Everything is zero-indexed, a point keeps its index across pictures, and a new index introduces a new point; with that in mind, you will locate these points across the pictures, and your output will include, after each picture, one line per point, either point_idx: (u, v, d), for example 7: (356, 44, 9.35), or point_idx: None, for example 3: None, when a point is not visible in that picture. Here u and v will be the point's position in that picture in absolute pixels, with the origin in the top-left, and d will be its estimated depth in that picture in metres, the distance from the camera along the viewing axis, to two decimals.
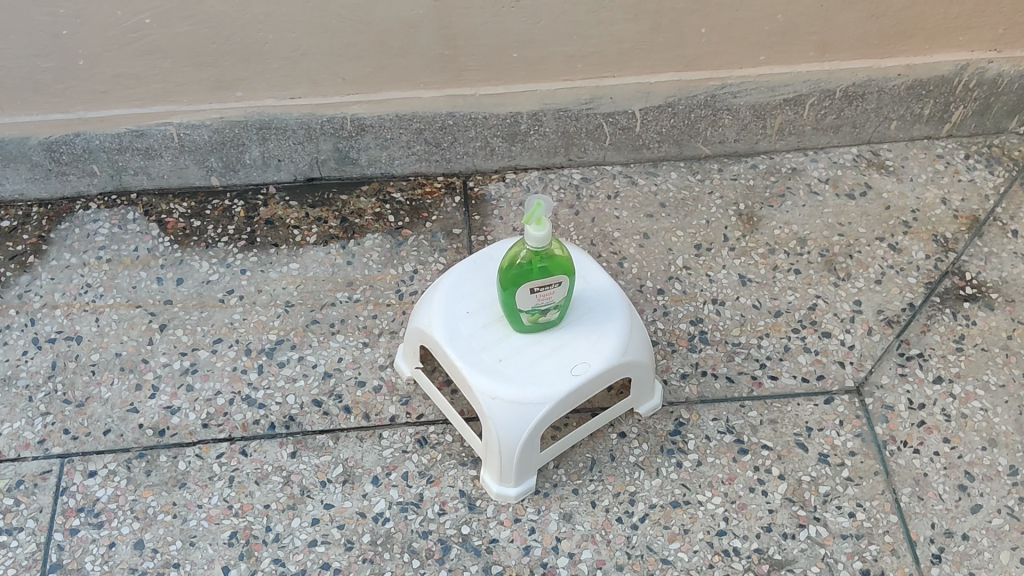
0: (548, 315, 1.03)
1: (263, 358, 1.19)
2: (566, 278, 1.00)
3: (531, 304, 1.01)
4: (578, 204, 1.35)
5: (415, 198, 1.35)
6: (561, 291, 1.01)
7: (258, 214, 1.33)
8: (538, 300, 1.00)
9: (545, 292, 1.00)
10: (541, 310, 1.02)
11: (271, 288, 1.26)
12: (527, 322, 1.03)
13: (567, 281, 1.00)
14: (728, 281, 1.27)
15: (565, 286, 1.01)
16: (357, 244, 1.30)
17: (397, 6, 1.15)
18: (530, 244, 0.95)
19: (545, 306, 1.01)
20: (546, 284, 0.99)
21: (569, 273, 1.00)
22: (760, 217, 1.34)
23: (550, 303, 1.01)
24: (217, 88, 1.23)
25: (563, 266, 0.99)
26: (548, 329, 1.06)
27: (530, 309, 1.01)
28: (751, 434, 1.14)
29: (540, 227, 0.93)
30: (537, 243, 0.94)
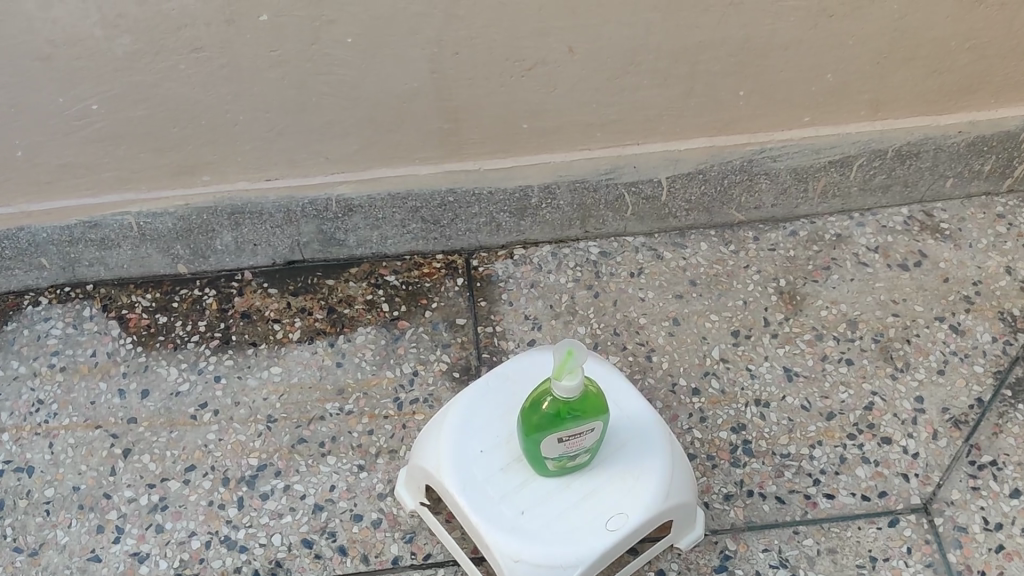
0: (578, 460, 0.87)
1: (243, 489, 1.04)
2: (601, 423, 0.84)
3: (558, 452, 0.85)
4: (598, 285, 1.19)
5: (412, 282, 1.19)
6: (594, 437, 0.85)
7: (233, 305, 1.17)
8: (568, 449, 0.84)
9: (576, 441, 0.84)
10: (569, 456, 0.86)
11: (250, 399, 1.10)
12: (553, 467, 0.87)
13: (601, 426, 0.84)
14: (772, 376, 1.12)
15: (599, 431, 0.85)
16: (348, 340, 1.14)
17: (387, 79, 0.98)
18: (559, 394, 0.79)
19: (575, 453, 0.85)
20: (578, 432, 0.83)
21: (605, 418, 0.84)
22: (803, 295, 1.18)
23: (581, 449, 0.85)
24: (180, 174, 1.07)
25: (598, 411, 0.83)
26: (577, 471, 0.90)
27: (558, 456, 0.85)
28: (808, 568, 0.99)
29: (571, 377, 0.78)
30: (567, 394, 0.78)
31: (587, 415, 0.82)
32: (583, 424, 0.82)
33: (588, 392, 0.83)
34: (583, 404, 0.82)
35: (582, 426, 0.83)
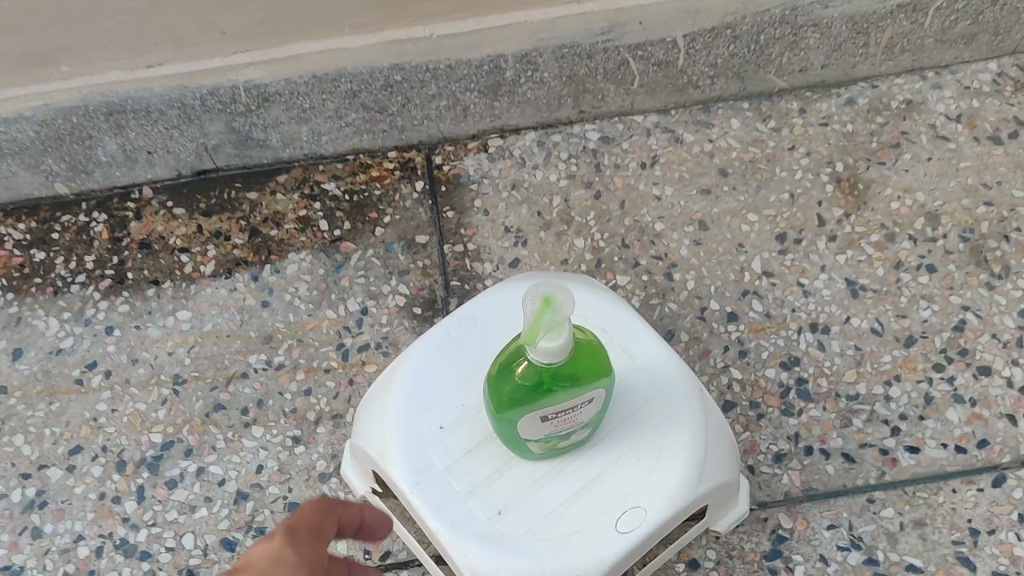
0: (574, 437, 0.63)
1: (144, 476, 0.79)
2: (602, 388, 0.60)
3: (545, 431, 0.61)
4: (599, 182, 0.91)
5: (358, 189, 0.91)
6: (593, 406, 0.61)
7: (128, 234, 0.91)
8: (557, 426, 0.60)
9: (569, 416, 0.60)
10: (559, 435, 0.62)
11: (152, 355, 0.85)
12: (539, 448, 0.63)
13: (601, 392, 0.60)
14: (831, 292, 0.85)
15: (598, 398, 0.60)
16: (275, 272, 0.88)
17: None
18: (536, 360, 0.55)
19: (568, 430, 0.61)
20: (569, 405, 0.59)
21: (607, 381, 0.60)
22: (867, 183, 0.91)
23: (575, 424, 0.61)
24: (28, 65, 0.79)
25: (596, 374, 0.59)
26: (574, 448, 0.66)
27: (545, 436, 0.61)
28: (888, 548, 0.75)
29: (553, 337, 0.53)
30: (549, 360, 0.54)
31: (580, 379, 0.58)
32: (575, 393, 0.58)
33: (580, 346, 0.58)
34: (573, 366, 0.58)
35: (574, 395, 0.58)
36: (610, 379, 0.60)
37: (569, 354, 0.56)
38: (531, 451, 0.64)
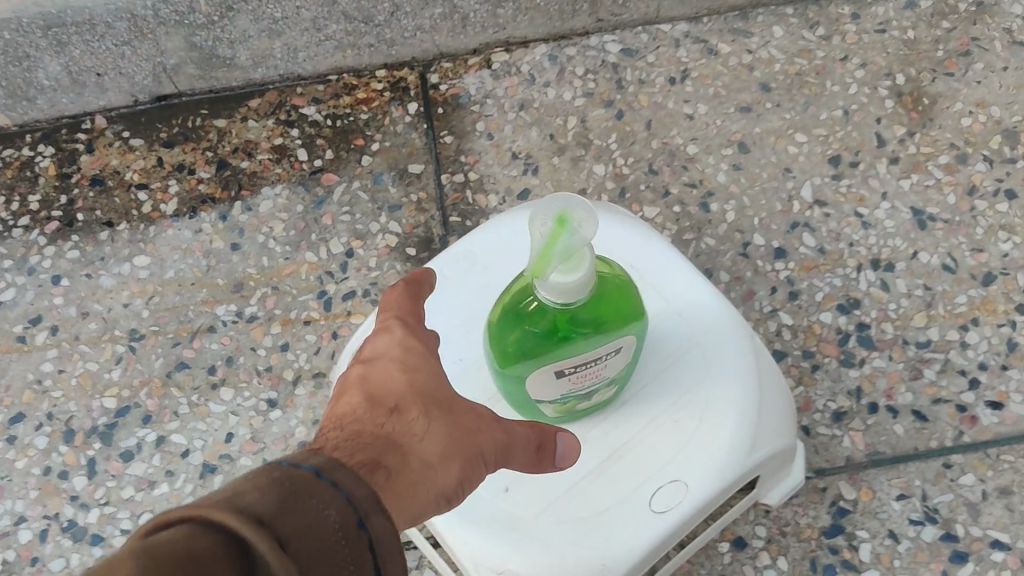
0: (598, 397, 0.52)
1: (96, 447, 0.68)
2: (631, 335, 0.48)
3: (561, 390, 0.50)
4: (620, 100, 0.78)
5: (341, 113, 0.79)
6: (620, 357, 0.49)
7: (78, 170, 0.78)
8: (576, 384, 0.49)
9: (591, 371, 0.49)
10: (579, 393, 0.51)
11: (105, 307, 0.73)
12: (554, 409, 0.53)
13: (630, 340, 0.49)
14: (894, 223, 0.73)
15: (626, 348, 0.49)
16: (247, 209, 0.76)
17: None
18: (550, 298, 0.42)
19: (591, 388, 0.50)
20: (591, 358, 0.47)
21: (638, 327, 0.48)
22: (933, 96, 0.78)
23: (599, 382, 0.50)
24: None
25: (625, 318, 0.47)
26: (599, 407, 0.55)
27: (561, 396, 0.50)
28: (969, 521, 0.64)
29: (569, 266, 0.41)
30: (564, 297, 0.42)
31: (605, 326, 0.46)
32: (599, 342, 0.47)
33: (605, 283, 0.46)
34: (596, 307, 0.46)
35: (598, 345, 0.47)
36: (642, 325, 0.49)
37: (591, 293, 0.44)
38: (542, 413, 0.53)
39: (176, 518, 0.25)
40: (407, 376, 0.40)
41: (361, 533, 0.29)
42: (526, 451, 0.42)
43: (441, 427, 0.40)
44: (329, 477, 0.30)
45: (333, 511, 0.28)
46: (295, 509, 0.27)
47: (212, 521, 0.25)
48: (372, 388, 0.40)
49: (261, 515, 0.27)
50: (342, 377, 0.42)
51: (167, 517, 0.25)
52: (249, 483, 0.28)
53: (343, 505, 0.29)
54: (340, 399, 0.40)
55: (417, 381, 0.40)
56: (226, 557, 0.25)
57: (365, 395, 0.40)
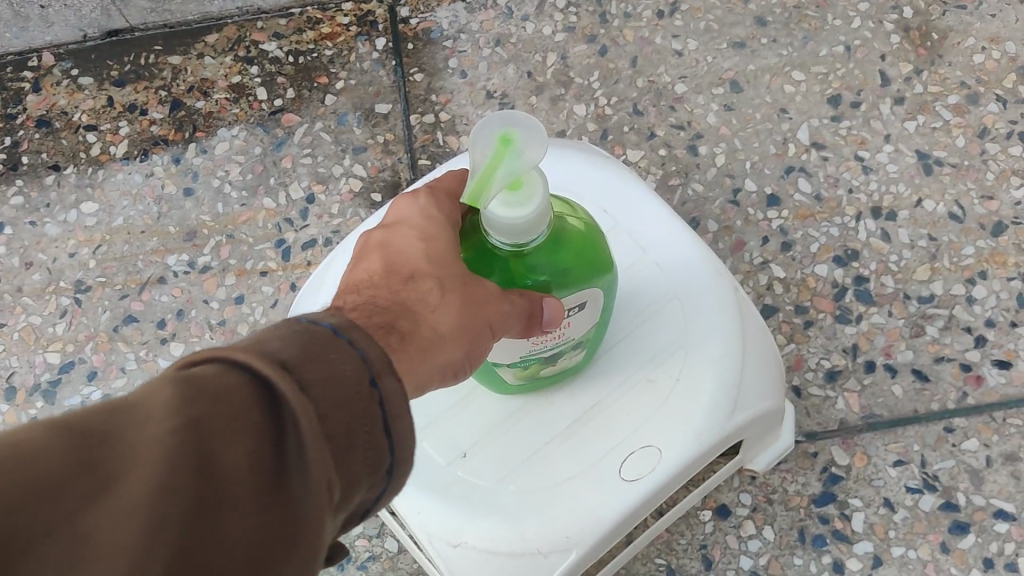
0: (565, 359, 0.48)
1: (37, 406, 0.64)
2: (596, 288, 0.44)
3: (518, 351, 0.45)
4: (604, 35, 0.72)
5: (304, 49, 0.73)
6: (586, 311, 0.45)
7: (23, 110, 0.73)
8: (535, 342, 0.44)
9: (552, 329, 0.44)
10: (541, 356, 0.46)
11: (49, 257, 0.68)
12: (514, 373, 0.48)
13: (595, 290, 0.44)
14: (897, 169, 0.68)
15: (591, 300, 0.44)
16: (202, 151, 0.70)
17: None
18: (496, 237, 0.38)
19: (553, 348, 0.46)
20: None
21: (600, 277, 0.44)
22: (943, 31, 0.72)
23: (563, 340, 0.45)
24: None
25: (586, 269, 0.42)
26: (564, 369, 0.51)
27: (519, 358, 0.46)
28: (972, 489, 0.59)
29: (521, 195, 0.36)
30: (515, 235, 0.37)
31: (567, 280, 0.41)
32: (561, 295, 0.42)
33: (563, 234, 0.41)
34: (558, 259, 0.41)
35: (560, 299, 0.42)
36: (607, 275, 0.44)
37: (547, 235, 0.39)
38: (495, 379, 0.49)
39: (204, 358, 0.24)
40: (422, 245, 0.37)
41: (371, 392, 0.26)
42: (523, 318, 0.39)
43: (455, 299, 0.36)
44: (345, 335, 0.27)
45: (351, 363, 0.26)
46: (317, 357, 0.26)
47: (236, 361, 0.24)
48: (388, 254, 0.37)
49: (280, 358, 0.25)
50: (361, 241, 0.39)
51: (193, 358, 0.25)
52: (275, 329, 0.27)
53: (355, 362, 0.26)
54: (360, 263, 0.37)
55: (434, 249, 0.37)
56: (250, 400, 0.23)
57: (381, 259, 0.37)
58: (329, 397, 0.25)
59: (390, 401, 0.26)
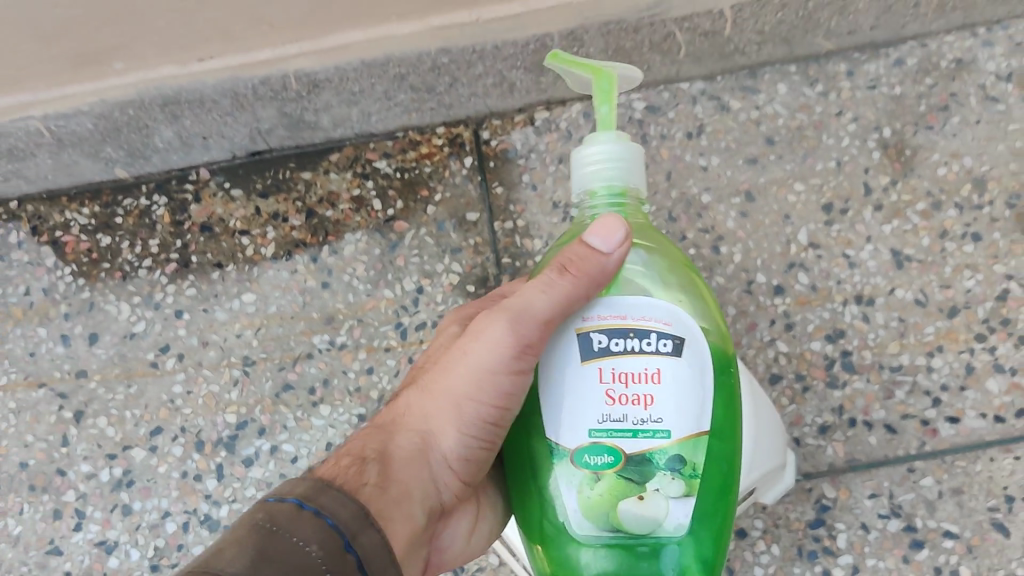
0: (653, 486, 0.50)
1: (222, 455, 0.85)
2: (693, 340, 0.52)
3: (591, 421, 0.51)
4: (645, 153, 0.92)
5: (408, 166, 0.91)
6: (677, 414, 0.51)
7: (189, 217, 0.92)
8: (615, 406, 0.51)
9: (635, 393, 0.51)
10: (603, 464, 0.51)
11: (220, 337, 0.89)
12: (593, 502, 0.51)
13: (702, 398, 0.51)
14: (875, 263, 0.87)
15: (693, 401, 0.51)
16: (333, 253, 0.90)
17: None
18: (582, 157, 0.54)
19: (638, 436, 0.50)
20: (628, 334, 0.51)
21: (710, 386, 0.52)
22: (915, 148, 0.91)
23: (652, 426, 0.50)
24: (85, 63, 0.81)
25: (669, 283, 0.54)
26: (650, 547, 0.51)
27: (591, 440, 0.51)
28: (926, 515, 0.80)
29: (605, 130, 0.54)
30: (602, 158, 0.53)
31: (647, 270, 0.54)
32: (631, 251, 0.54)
33: (666, 260, 0.55)
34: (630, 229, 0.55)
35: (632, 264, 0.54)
36: (716, 353, 0.53)
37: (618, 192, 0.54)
38: (569, 510, 0.52)
39: None
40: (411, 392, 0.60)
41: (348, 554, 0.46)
42: (553, 280, 0.53)
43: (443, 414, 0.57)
44: (312, 507, 0.47)
45: (320, 538, 0.46)
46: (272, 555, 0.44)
47: None
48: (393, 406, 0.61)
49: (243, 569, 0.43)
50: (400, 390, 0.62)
51: None
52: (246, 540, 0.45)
53: (324, 529, 0.46)
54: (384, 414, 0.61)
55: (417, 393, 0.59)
56: None
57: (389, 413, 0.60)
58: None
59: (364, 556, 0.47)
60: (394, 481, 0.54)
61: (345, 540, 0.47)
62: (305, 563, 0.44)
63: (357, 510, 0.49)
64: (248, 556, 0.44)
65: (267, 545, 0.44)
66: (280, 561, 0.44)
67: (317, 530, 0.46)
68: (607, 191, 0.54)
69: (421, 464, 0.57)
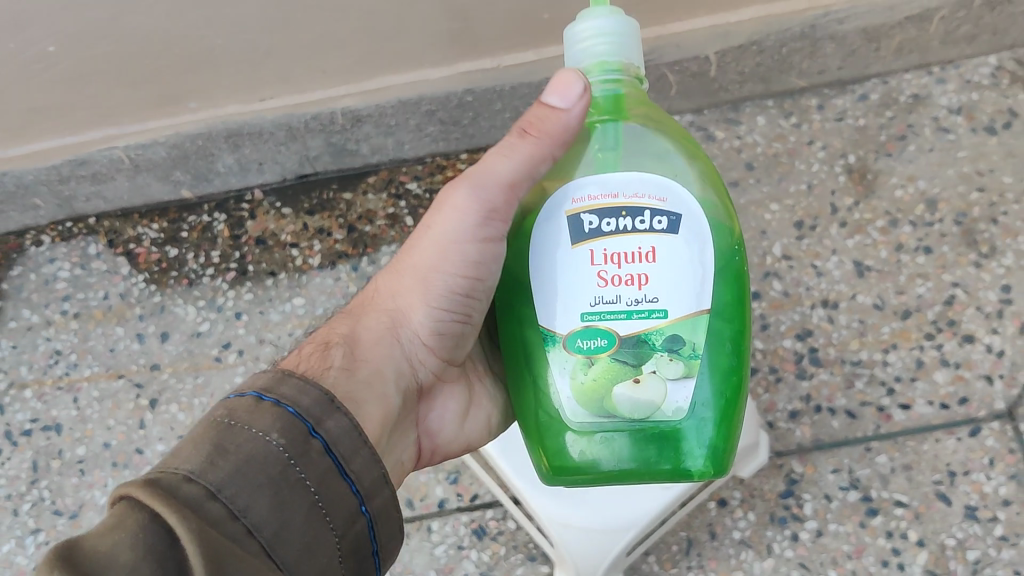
0: (648, 368, 0.55)
1: None
2: (690, 217, 0.56)
3: (585, 304, 0.55)
4: None
5: (436, 188, 1.05)
6: (671, 289, 0.55)
7: (246, 232, 1.07)
8: (608, 287, 0.55)
9: (628, 273, 0.55)
10: (597, 349, 0.56)
11: (275, 336, 1.03)
12: (587, 387, 0.56)
13: (700, 274, 0.56)
14: (840, 272, 1.01)
15: (694, 276, 0.55)
16: (372, 263, 1.04)
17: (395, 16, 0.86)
18: (578, 39, 0.57)
19: (632, 317, 0.55)
20: (622, 216, 0.55)
21: (709, 259, 0.56)
22: (876, 173, 1.04)
23: (647, 307, 0.55)
24: (165, 102, 0.95)
25: (666, 155, 0.57)
26: (649, 427, 0.56)
27: (582, 324, 0.56)
28: (881, 487, 0.93)
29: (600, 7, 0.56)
30: (595, 36, 0.56)
31: (643, 143, 0.57)
32: (629, 127, 0.57)
33: (662, 130, 0.58)
34: (627, 105, 0.58)
35: (629, 140, 0.57)
36: (716, 223, 0.57)
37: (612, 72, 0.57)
38: (563, 397, 0.57)
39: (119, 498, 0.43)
40: (382, 282, 0.66)
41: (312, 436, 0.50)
42: (516, 144, 0.58)
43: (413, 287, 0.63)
44: (271, 398, 0.51)
45: (281, 428, 0.49)
46: (225, 449, 0.47)
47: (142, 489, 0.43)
48: (364, 300, 0.66)
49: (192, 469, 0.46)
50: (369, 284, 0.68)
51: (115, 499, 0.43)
52: (200, 436, 0.48)
53: (283, 416, 0.50)
54: (354, 306, 0.67)
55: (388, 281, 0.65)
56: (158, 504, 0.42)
57: (360, 307, 0.66)
58: (240, 478, 0.46)
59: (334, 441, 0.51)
60: (361, 362, 0.60)
61: (309, 427, 0.50)
62: (267, 452, 0.48)
63: (319, 396, 0.52)
64: (206, 451, 0.47)
65: (225, 438, 0.48)
66: (235, 451, 0.47)
67: (275, 419, 0.50)
68: (600, 69, 0.56)
69: (388, 344, 0.63)
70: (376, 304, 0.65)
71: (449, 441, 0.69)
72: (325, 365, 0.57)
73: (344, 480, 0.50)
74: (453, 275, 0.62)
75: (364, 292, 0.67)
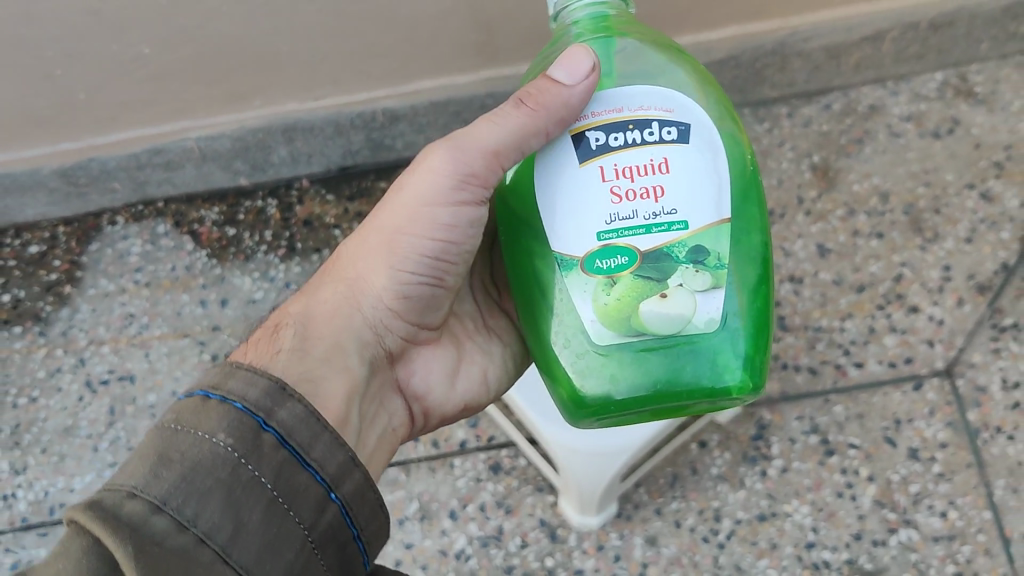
0: (674, 281, 0.64)
1: None
2: (696, 124, 0.65)
3: (602, 223, 0.64)
4: None
5: None
6: (685, 200, 0.64)
7: (295, 215, 1.24)
8: (624, 204, 0.63)
9: (644, 187, 0.63)
10: (618, 268, 0.64)
11: None
12: (610, 305, 0.64)
13: (716, 182, 0.65)
14: (805, 254, 1.18)
15: (710, 186, 0.64)
16: None
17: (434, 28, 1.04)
18: None
19: (651, 231, 0.63)
20: (629, 134, 0.64)
21: (721, 168, 0.65)
22: (837, 170, 1.22)
23: (667, 218, 0.63)
24: (233, 100, 1.12)
25: (663, 65, 0.67)
26: (679, 337, 0.64)
27: (600, 242, 0.64)
28: (838, 432, 1.10)
29: None
30: None
31: (636, 56, 0.66)
32: (618, 42, 0.66)
33: (653, 44, 0.67)
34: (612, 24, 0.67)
35: (621, 53, 0.66)
36: (722, 133, 0.66)
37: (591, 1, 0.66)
38: (586, 320, 0.65)
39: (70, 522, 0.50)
40: (352, 255, 0.76)
41: (265, 428, 0.57)
42: (510, 111, 0.66)
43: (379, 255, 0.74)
44: (218, 395, 0.58)
45: (226, 427, 0.56)
46: (166, 458, 0.54)
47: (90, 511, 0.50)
48: (333, 273, 0.77)
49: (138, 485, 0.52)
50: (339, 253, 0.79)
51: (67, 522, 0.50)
52: (150, 445, 0.55)
53: (231, 413, 0.57)
54: (326, 276, 0.78)
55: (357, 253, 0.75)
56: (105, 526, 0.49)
57: (331, 280, 0.76)
58: (183, 486, 0.53)
59: (289, 433, 0.58)
60: (318, 341, 0.71)
61: (260, 421, 0.57)
62: (211, 454, 0.54)
63: (267, 387, 0.59)
64: (151, 464, 0.54)
65: (170, 448, 0.55)
66: (179, 457, 0.54)
67: (221, 420, 0.56)
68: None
69: (348, 314, 0.74)
70: (343, 279, 0.76)
71: (440, 403, 0.81)
72: (278, 346, 0.68)
73: (304, 468, 0.58)
74: (418, 240, 0.72)
75: (334, 263, 0.78)
